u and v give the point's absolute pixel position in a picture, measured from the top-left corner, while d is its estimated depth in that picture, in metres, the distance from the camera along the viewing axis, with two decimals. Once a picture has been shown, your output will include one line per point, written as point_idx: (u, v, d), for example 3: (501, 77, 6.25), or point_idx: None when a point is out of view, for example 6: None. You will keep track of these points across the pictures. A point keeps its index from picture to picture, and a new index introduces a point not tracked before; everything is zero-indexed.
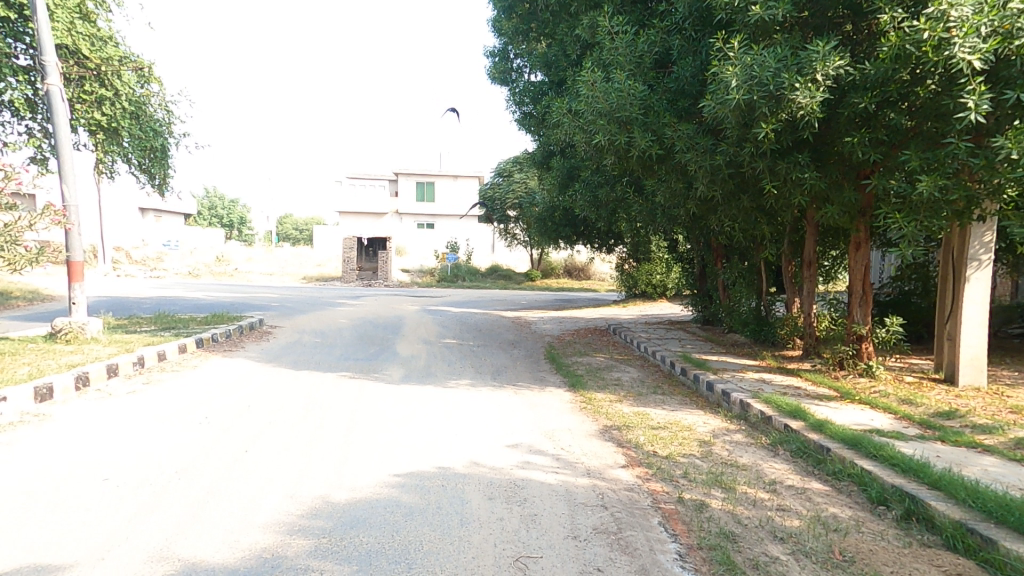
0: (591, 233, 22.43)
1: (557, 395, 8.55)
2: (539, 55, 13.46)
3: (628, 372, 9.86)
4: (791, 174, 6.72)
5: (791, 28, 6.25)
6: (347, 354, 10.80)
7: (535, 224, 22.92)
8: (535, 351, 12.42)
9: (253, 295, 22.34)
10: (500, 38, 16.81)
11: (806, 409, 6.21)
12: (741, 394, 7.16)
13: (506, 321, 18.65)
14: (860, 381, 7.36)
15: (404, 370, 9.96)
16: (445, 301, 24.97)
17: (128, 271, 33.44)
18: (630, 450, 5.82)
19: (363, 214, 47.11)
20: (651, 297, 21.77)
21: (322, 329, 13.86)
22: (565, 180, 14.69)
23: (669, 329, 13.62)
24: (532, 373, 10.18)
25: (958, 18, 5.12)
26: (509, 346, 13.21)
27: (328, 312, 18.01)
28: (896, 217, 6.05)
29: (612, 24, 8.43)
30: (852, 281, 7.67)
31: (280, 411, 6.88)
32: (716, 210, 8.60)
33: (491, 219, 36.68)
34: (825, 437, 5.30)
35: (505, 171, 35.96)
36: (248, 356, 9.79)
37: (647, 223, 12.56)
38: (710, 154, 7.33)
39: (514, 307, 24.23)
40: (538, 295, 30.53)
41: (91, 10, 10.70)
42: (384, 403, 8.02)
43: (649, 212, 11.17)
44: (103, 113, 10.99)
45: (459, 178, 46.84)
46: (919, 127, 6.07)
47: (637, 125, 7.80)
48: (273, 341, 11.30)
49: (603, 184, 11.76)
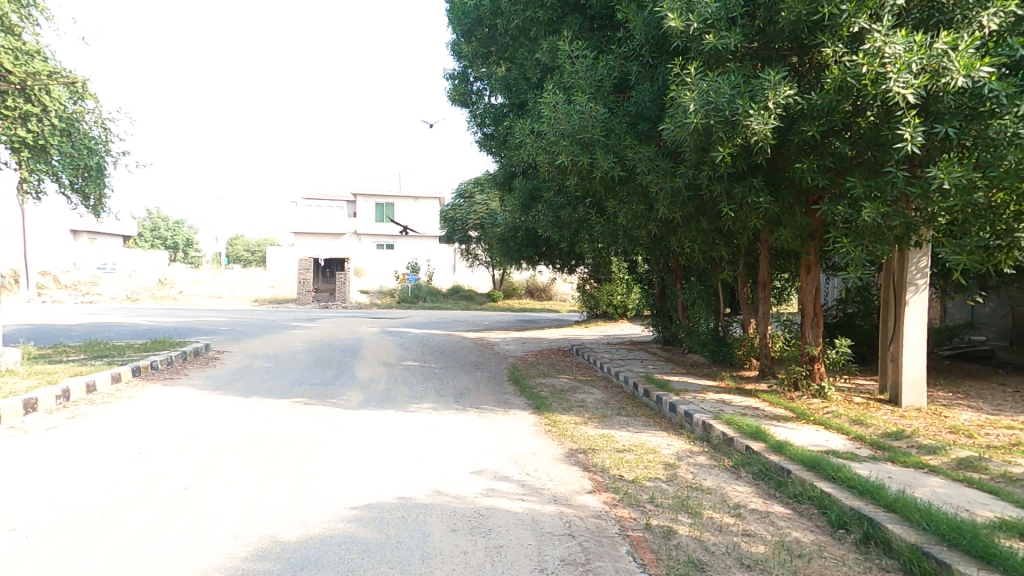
0: (553, 254, 22.55)
1: (522, 418, 8.37)
2: (500, 78, 13.60)
3: (591, 394, 9.79)
4: (746, 198, 6.90)
5: (743, 57, 6.52)
6: (301, 379, 10.32)
7: (497, 245, 22.91)
8: (498, 373, 12.23)
9: (201, 318, 21.29)
10: (460, 61, 16.92)
11: (766, 429, 6.26)
12: (703, 414, 7.19)
13: (468, 342, 18.37)
14: (813, 402, 7.52)
15: (363, 395, 9.57)
16: (405, 323, 24.50)
17: (58, 297, 31.38)
18: (596, 474, 5.70)
19: (321, 234, 46.05)
20: (613, 317, 21.99)
21: (275, 352, 13.25)
22: (526, 201, 14.74)
23: (631, 349, 13.72)
24: (495, 395, 9.97)
25: (892, 55, 5.37)
26: (472, 368, 12.97)
27: (283, 335, 17.30)
28: (844, 241, 6.26)
29: (573, 48, 8.61)
30: (803, 302, 7.91)
31: (225, 442, 6.44)
32: (676, 231, 8.76)
33: (452, 240, 36.49)
34: (786, 458, 5.32)
35: (466, 192, 35.96)
36: (192, 383, 9.20)
37: (608, 244, 12.70)
38: (670, 177, 7.50)
39: (477, 328, 23.99)
40: (501, 316, 30.36)
41: (16, 22, 10.05)
42: (340, 429, 7.64)
43: (611, 233, 11.29)
44: (29, 130, 10.16)
45: (420, 199, 46.55)
46: (861, 156, 6.33)
47: (599, 146, 7.94)
48: (221, 367, 10.69)
49: (565, 205, 11.85)
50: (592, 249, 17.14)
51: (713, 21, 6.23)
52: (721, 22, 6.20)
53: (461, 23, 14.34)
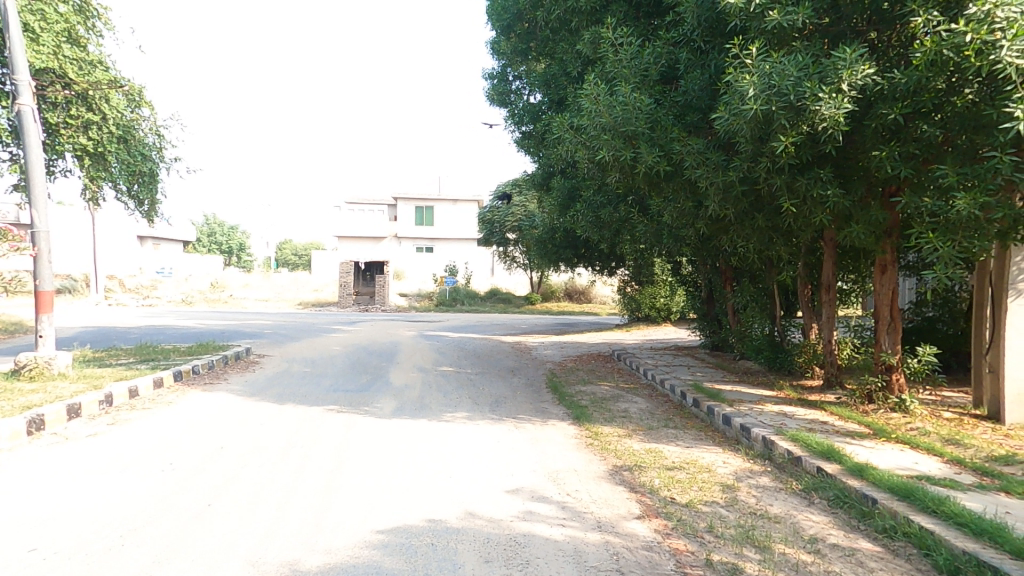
0: (593, 254, 22.01)
1: (561, 429, 7.89)
2: (539, 73, 13.34)
3: (636, 403, 9.22)
4: (810, 191, 6.23)
5: (810, 35, 5.88)
6: (337, 384, 10.18)
7: (535, 247, 22.50)
8: (536, 379, 11.80)
9: (244, 321, 21.79)
10: (499, 60, 16.64)
11: (840, 449, 5.57)
12: (763, 430, 6.54)
13: (505, 346, 18.00)
14: (892, 417, 6.74)
15: (396, 403, 9.31)
16: (443, 326, 24.40)
17: (121, 298, 32.94)
18: (644, 496, 5.17)
19: (361, 239, 46.82)
20: (655, 320, 21.18)
21: (313, 357, 13.25)
22: (566, 201, 14.28)
23: (677, 354, 13.01)
24: (533, 403, 9.54)
25: (1005, 19, 4.72)
26: (509, 374, 12.58)
27: (321, 339, 17.39)
28: (929, 237, 5.49)
29: (616, 35, 8.11)
30: (878, 306, 7.18)
31: (255, 453, 6.28)
32: (727, 229, 8.09)
33: (490, 243, 36.33)
34: (868, 485, 4.66)
35: (504, 194, 35.73)
36: (229, 389, 9.17)
37: (652, 244, 12.07)
38: (722, 171, 6.90)
39: (515, 331, 23.62)
40: (539, 319, 29.87)
41: (82, 35, 10.41)
42: (372, 440, 7.39)
43: (655, 233, 10.70)
44: (90, 138, 10.52)
45: (457, 203, 46.68)
46: (952, 140, 5.60)
47: (643, 140, 7.41)
48: (258, 372, 10.68)
49: (606, 203, 11.38)
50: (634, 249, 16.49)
51: None
52: None
53: (499, 18, 14.09)
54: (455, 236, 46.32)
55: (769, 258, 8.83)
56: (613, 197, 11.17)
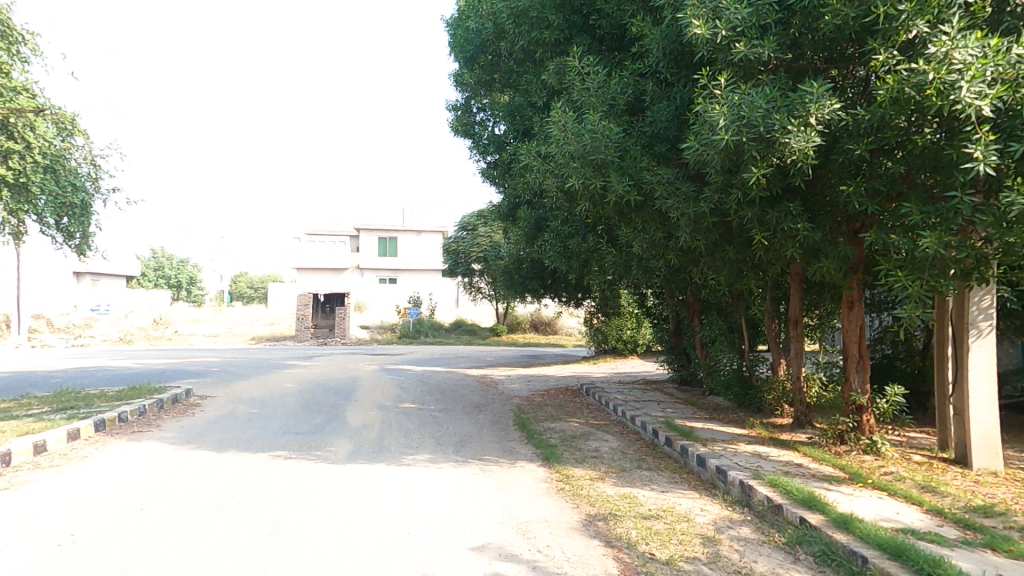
0: (560, 285, 21.85)
1: (529, 472, 7.40)
2: (503, 104, 13.34)
3: (607, 442, 8.84)
4: (781, 224, 6.15)
5: (775, 69, 5.90)
6: (287, 426, 9.43)
7: (501, 277, 22.22)
8: (503, 417, 11.29)
9: (192, 358, 20.51)
10: (463, 92, 16.60)
11: (820, 496, 5.30)
12: (740, 472, 6.23)
13: (470, 380, 17.42)
14: (865, 460, 6.55)
15: (352, 445, 8.63)
16: (406, 360, 23.61)
17: (46, 341, 30.59)
18: (621, 552, 4.74)
19: (322, 269, 45.62)
20: (622, 352, 21.03)
21: (263, 395, 12.38)
22: (532, 232, 14.12)
23: (646, 388, 12.77)
24: (499, 443, 9.02)
25: (962, 61, 4.76)
26: (474, 410, 12.02)
27: (274, 376, 16.41)
28: (898, 274, 5.43)
29: (583, 64, 8.06)
30: (847, 344, 7.03)
31: (182, 515, 5.59)
32: (697, 260, 8.00)
33: (455, 273, 35.86)
34: (856, 539, 4.36)
35: (469, 225, 35.53)
36: (161, 438, 8.30)
37: (620, 275, 11.94)
38: (692, 202, 6.83)
39: (480, 364, 23.04)
40: (505, 351, 29.37)
41: (4, 59, 9.66)
42: (319, 489, 6.69)
43: (623, 264, 10.59)
44: (8, 167, 9.62)
45: (422, 233, 46.21)
46: (913, 179, 5.54)
47: (613, 169, 7.30)
48: (198, 417, 9.79)
49: (575, 233, 11.26)
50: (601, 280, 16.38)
51: (744, 29, 5.69)
52: (753, 28, 5.67)
53: (463, 50, 14.10)
54: (420, 266, 45.69)
55: (737, 290, 8.74)
56: (579, 226, 11.04)
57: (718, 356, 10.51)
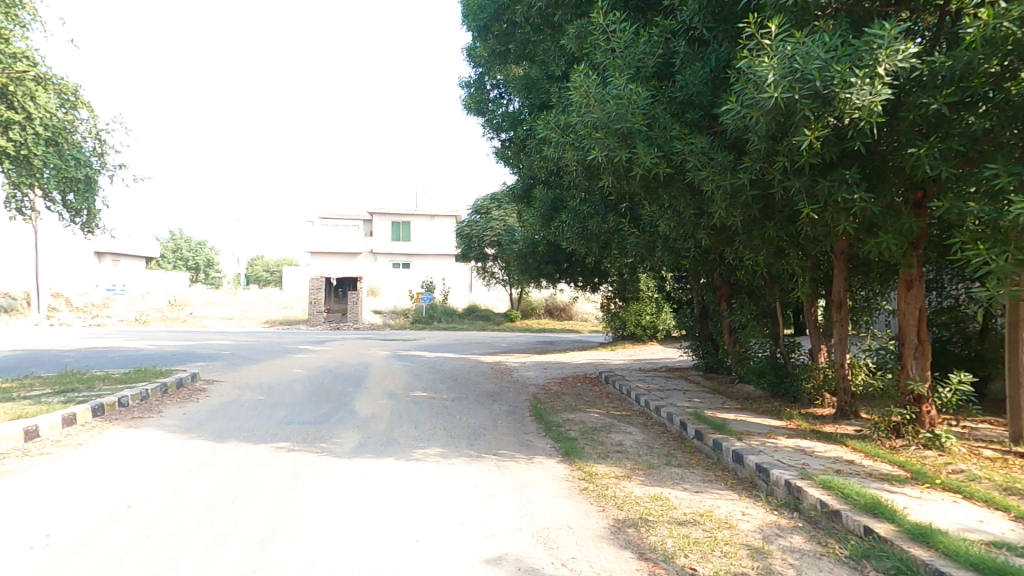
0: (576, 269, 21.24)
1: (548, 469, 6.83)
2: (518, 77, 12.71)
3: (630, 435, 8.26)
4: (833, 195, 5.42)
5: (834, 15, 5.16)
6: (293, 416, 9.01)
7: (515, 262, 21.64)
8: (519, 406, 10.77)
9: (203, 343, 20.32)
10: (475, 68, 15.91)
11: (884, 499, 4.65)
12: (785, 472, 5.58)
13: (484, 367, 16.94)
14: (927, 455, 5.90)
15: (360, 437, 8.16)
16: (418, 345, 23.23)
17: (65, 319, 30.79)
18: (658, 567, 4.17)
19: (335, 254, 45.41)
20: (641, 339, 20.38)
21: (271, 382, 12.02)
22: (549, 212, 13.50)
23: (669, 377, 12.16)
24: (515, 436, 8.50)
25: None
26: (488, 399, 11.52)
27: (284, 361, 16.07)
28: (977, 247, 4.69)
29: (608, 21, 7.32)
30: (904, 327, 6.32)
31: (170, 516, 5.16)
32: (731, 239, 7.33)
33: (468, 258, 35.37)
34: (940, 556, 3.71)
35: (482, 209, 34.91)
36: (160, 426, 7.90)
37: (642, 258, 11.29)
38: (730, 174, 6.16)
39: (494, 350, 22.57)
40: (519, 337, 28.88)
41: (4, 25, 9.13)
42: (321, 487, 6.19)
43: (646, 245, 9.94)
44: (9, 139, 9.08)
45: (435, 218, 45.67)
46: (995, 137, 4.82)
47: (639, 139, 6.65)
48: (201, 404, 9.39)
49: (595, 211, 10.64)
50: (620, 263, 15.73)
51: None
52: None
53: (476, 19, 13.39)
54: (433, 252, 45.25)
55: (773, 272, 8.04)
56: (599, 203, 10.40)
57: (748, 342, 9.84)
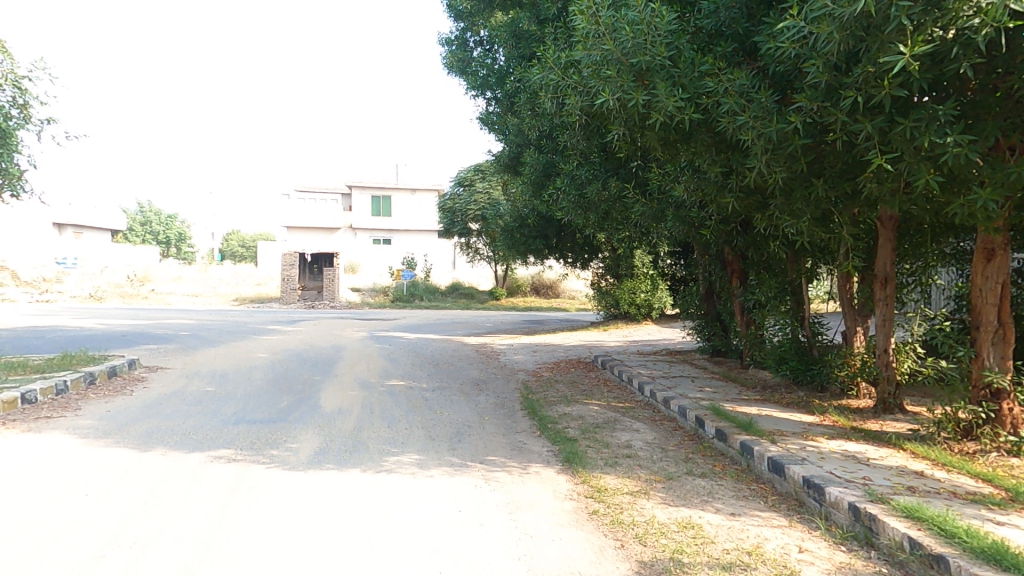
0: (567, 243, 19.97)
1: (546, 483, 5.63)
2: (505, 24, 11.20)
3: (639, 434, 7.18)
4: (916, 140, 4.15)
5: None
6: (244, 411, 7.71)
7: (501, 237, 20.30)
8: (507, 397, 9.59)
9: (162, 322, 18.75)
10: (457, 22, 14.35)
11: (999, 539, 3.53)
12: (847, 492, 4.41)
13: (469, 350, 15.75)
14: (1010, 465, 4.85)
15: (323, 438, 6.91)
16: (399, 325, 21.92)
17: (14, 297, 28.80)
18: None
19: (313, 229, 43.46)
20: (635, 318, 19.28)
21: (228, 370, 10.68)
22: (540, 180, 12.18)
23: (673, 361, 11.05)
24: (505, 436, 7.32)
25: None
26: (473, 389, 10.32)
27: (247, 343, 14.66)
28: None
29: None
30: (981, 307, 5.20)
31: (45, 566, 3.83)
32: (765, 204, 6.14)
33: (451, 233, 33.78)
34: None
35: (465, 181, 33.29)
36: (73, 428, 6.52)
37: (646, 230, 10.07)
38: (777, 118, 4.93)
39: (479, 330, 21.36)
40: (504, 316, 27.65)
41: None
42: (265, 509, 4.90)
43: (653, 214, 8.72)
44: None
45: (417, 192, 43.74)
46: None
47: (660, 77, 5.36)
48: (135, 398, 8.00)
49: (596, 174, 9.36)
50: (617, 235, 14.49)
51: None
52: None
53: None
54: (415, 227, 43.50)
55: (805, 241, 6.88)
56: (600, 165, 9.12)
57: (766, 323, 8.74)
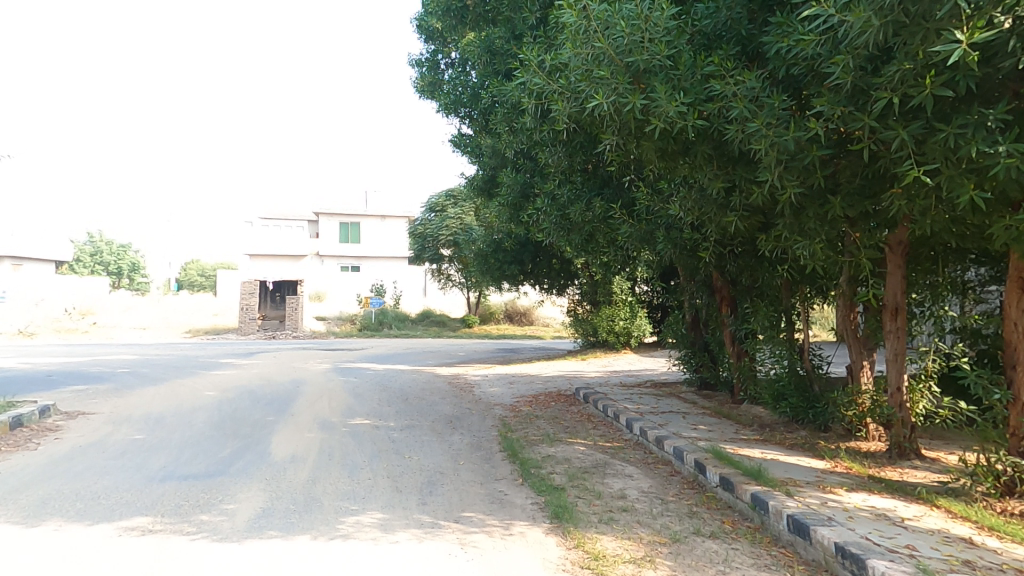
0: (543, 267, 19.39)
1: (532, 548, 4.74)
2: (480, 40, 10.71)
3: (634, 482, 6.38)
4: (958, 149, 3.56)
5: None
6: (177, 462, 6.61)
7: (475, 262, 19.60)
8: (484, 438, 8.68)
9: (103, 357, 17.17)
10: (428, 44, 13.98)
11: None
12: (897, 566, 3.67)
13: (441, 382, 14.77)
14: None
15: (270, 493, 5.88)
16: (366, 356, 20.77)
17: None
18: None
19: (277, 257, 41.89)
20: (614, 347, 18.62)
21: (168, 413, 9.52)
22: (517, 202, 11.58)
23: (661, 395, 10.33)
24: (482, 486, 6.41)
25: None
26: (446, 427, 9.37)
27: (196, 381, 13.35)
28: None
29: None
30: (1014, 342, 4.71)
31: None
32: (771, 223, 5.58)
33: (422, 260, 32.87)
34: None
35: (437, 206, 32.70)
36: None
37: (633, 254, 9.53)
38: (793, 123, 4.38)
39: (453, 360, 20.36)
40: (478, 345, 26.69)
41: None
42: None
43: (640, 237, 8.18)
44: None
45: (387, 218, 42.81)
46: None
47: (659, 80, 4.83)
48: (43, 452, 6.79)
49: (581, 195, 8.90)
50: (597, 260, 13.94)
51: None
52: None
53: None
54: (385, 254, 42.39)
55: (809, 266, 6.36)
56: (593, 179, 8.74)
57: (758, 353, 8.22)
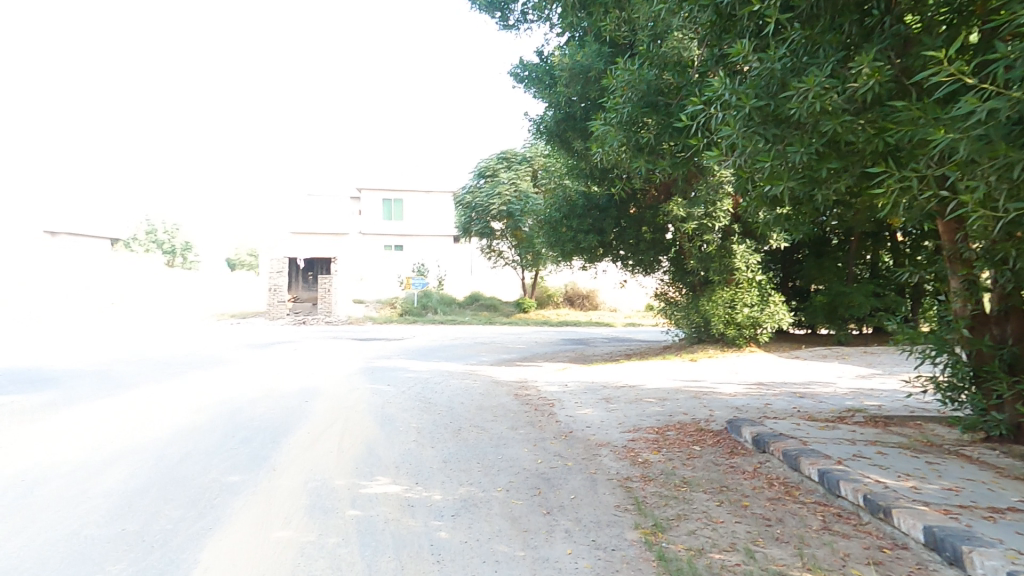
0: (632, 236, 14.64)
1: None
2: None
3: None
4: None
5: None
6: None
7: (542, 234, 15.12)
8: (619, 564, 4.30)
9: (90, 358, 13.91)
10: None
11: None
12: None
13: (506, 396, 10.55)
14: None
15: None
16: (408, 350, 16.80)
17: None
18: None
19: (318, 234, 38.96)
20: (734, 344, 13.95)
21: (61, 478, 5.64)
22: (642, 115, 7.07)
23: (934, 458, 5.42)
24: None
25: None
26: (537, 525, 5.04)
27: (168, 397, 9.61)
28: None
29: None
30: None
31: None
32: None
33: (470, 234, 28.72)
34: None
35: (487, 171, 28.54)
36: None
37: (902, 206, 4.69)
38: None
39: (514, 357, 16.17)
40: (539, 334, 22.41)
41: None
42: None
43: (1009, 126, 3.36)
44: None
45: (432, 192, 38.86)
46: None
47: None
48: None
49: (813, 65, 4.59)
50: (727, 202, 12.09)
51: None
52: None
53: None
54: (430, 231, 38.62)
55: None
56: (841, 20, 4.66)
57: None
